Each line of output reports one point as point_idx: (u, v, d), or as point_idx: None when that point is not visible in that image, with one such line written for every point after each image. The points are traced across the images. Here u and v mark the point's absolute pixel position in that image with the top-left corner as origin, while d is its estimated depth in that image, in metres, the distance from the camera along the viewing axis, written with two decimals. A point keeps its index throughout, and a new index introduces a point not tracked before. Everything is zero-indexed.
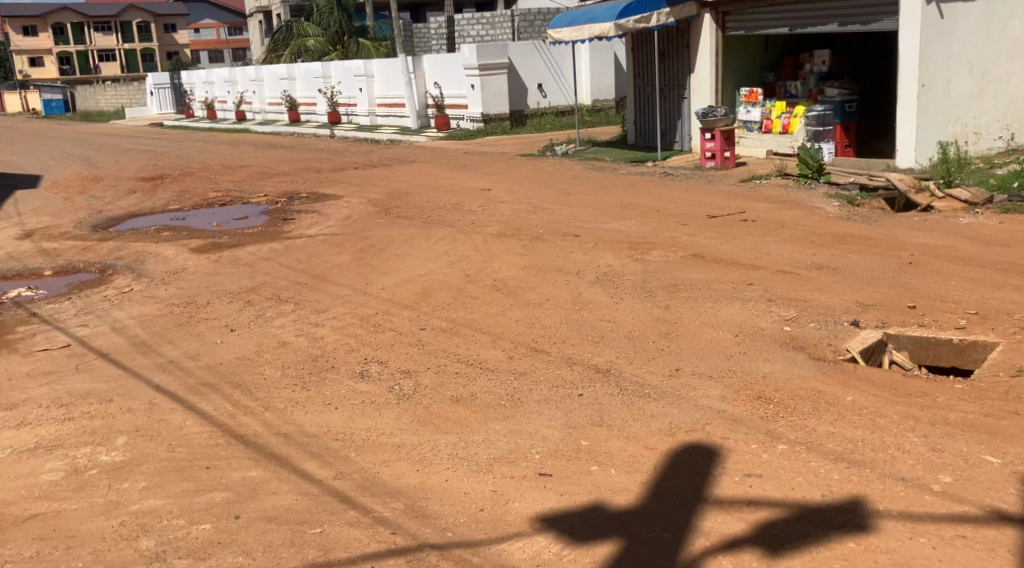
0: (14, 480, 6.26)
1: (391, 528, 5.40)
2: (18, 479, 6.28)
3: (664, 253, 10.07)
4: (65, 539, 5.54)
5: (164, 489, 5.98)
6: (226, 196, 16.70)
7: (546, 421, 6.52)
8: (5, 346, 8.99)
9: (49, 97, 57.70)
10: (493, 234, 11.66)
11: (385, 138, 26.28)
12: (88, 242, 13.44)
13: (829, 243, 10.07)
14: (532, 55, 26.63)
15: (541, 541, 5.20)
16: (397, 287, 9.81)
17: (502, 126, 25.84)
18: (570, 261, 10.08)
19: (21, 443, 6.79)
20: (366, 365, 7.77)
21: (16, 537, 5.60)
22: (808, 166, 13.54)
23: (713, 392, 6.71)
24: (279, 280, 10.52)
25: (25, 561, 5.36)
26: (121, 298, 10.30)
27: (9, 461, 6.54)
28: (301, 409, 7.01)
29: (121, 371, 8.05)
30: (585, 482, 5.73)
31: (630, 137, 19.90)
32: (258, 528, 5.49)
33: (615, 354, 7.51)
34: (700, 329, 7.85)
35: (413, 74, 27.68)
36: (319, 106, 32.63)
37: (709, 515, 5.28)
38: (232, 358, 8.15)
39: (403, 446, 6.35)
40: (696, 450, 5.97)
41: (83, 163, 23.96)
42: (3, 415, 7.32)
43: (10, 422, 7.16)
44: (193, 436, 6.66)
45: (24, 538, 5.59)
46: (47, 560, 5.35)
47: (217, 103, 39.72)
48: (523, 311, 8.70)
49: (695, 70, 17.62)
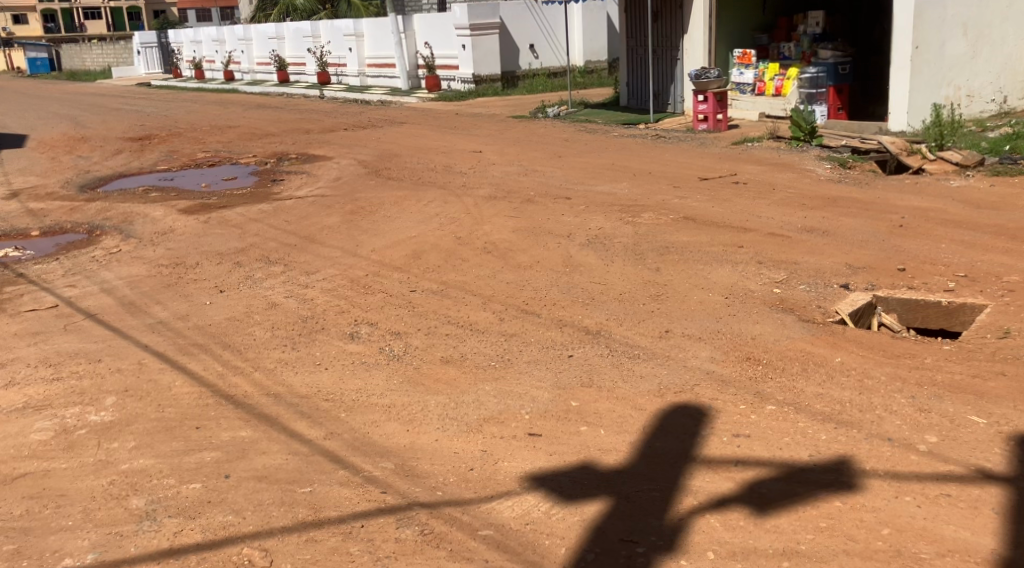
0: (2, 440, 6.25)
1: (382, 488, 5.42)
2: (7, 438, 6.26)
3: (655, 216, 10.04)
4: (56, 498, 5.55)
5: (154, 449, 5.99)
6: (215, 156, 16.61)
7: (536, 381, 6.54)
8: None
9: (33, 56, 56.98)
10: (484, 197, 11.59)
11: (375, 99, 26.13)
12: (76, 202, 13.35)
13: (820, 206, 10.06)
14: (522, 14, 26.40)
15: (531, 499, 5.23)
16: (387, 249, 9.77)
17: (493, 88, 25.64)
18: (561, 224, 10.04)
19: (10, 402, 6.78)
20: (356, 326, 7.75)
21: (6, 496, 5.60)
22: (801, 129, 13.51)
23: (702, 354, 6.72)
24: (268, 241, 10.47)
25: (15, 520, 5.37)
26: (109, 259, 10.24)
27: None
28: (291, 369, 7.02)
29: (109, 331, 8.03)
30: (574, 442, 5.76)
31: (623, 99, 19.75)
32: (248, 487, 5.51)
33: (605, 316, 7.50)
34: (690, 291, 7.84)
35: (404, 34, 27.42)
36: (308, 66, 32.36)
37: (698, 474, 5.31)
38: (221, 319, 8.12)
39: (393, 406, 6.35)
40: (685, 410, 5.99)
41: (69, 122, 23.72)
42: None
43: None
44: (183, 396, 6.66)
45: (14, 497, 5.59)
46: (37, 518, 5.36)
47: (205, 62, 39.31)
48: (512, 274, 8.67)
49: (688, 31, 17.43)
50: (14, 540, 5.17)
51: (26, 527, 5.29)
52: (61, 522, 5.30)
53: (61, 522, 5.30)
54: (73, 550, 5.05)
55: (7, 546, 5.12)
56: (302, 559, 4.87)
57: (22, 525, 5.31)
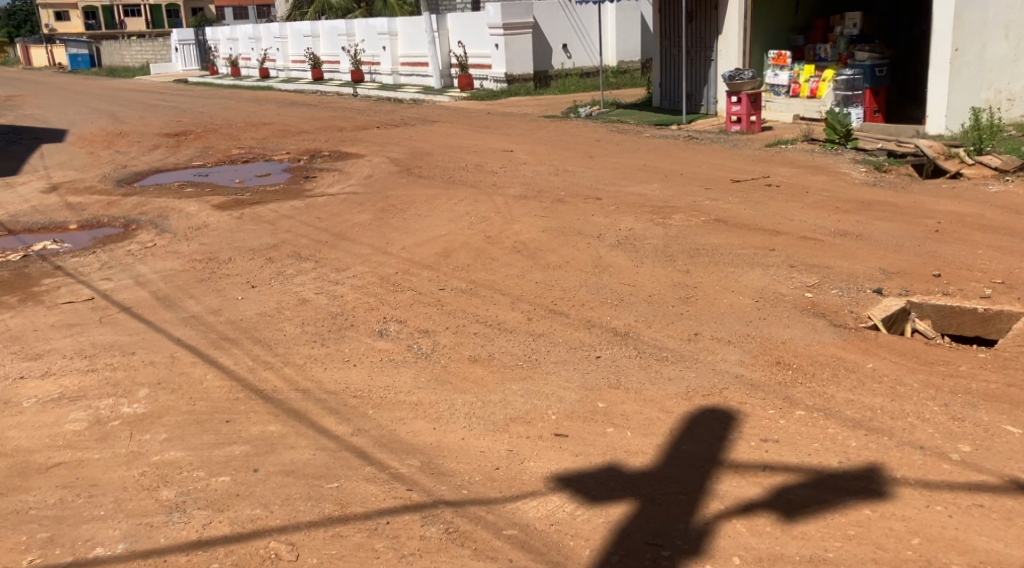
0: (38, 430, 6.32)
1: (407, 485, 5.43)
2: (42, 428, 6.33)
3: (686, 217, 9.98)
4: (88, 487, 5.60)
5: (185, 441, 6.03)
6: (249, 153, 16.74)
7: (563, 382, 6.52)
8: (30, 297, 9.06)
9: (74, 52, 57.84)
10: (514, 196, 11.58)
11: (408, 97, 26.23)
12: (114, 196, 13.50)
13: (854, 209, 9.97)
14: (556, 14, 26.36)
15: (556, 500, 5.21)
16: (417, 247, 9.78)
17: (525, 87, 25.62)
18: (590, 224, 10.02)
19: (46, 392, 6.86)
20: (385, 323, 7.78)
21: (40, 485, 5.66)
22: (836, 131, 13.38)
23: (732, 357, 6.67)
24: (300, 237, 10.53)
25: (49, 508, 5.43)
26: (144, 253, 10.34)
27: (33, 410, 6.61)
28: (321, 365, 7.05)
29: (143, 324, 8.10)
30: (600, 444, 5.73)
31: (656, 99, 19.69)
32: (276, 481, 5.54)
33: (634, 318, 7.47)
34: (721, 294, 7.79)
35: (437, 33, 27.47)
36: (342, 64, 32.52)
37: (724, 478, 5.27)
38: (253, 314, 8.17)
39: (420, 404, 6.36)
40: (713, 414, 5.95)
41: (108, 117, 24.00)
42: (27, 364, 7.40)
43: (36, 372, 7.23)
44: (213, 390, 6.71)
45: (48, 485, 5.65)
46: (70, 507, 5.42)
47: (241, 60, 39.63)
48: (542, 274, 8.66)
49: (723, 31, 17.33)
50: (47, 528, 5.23)
51: (59, 515, 5.34)
52: (94, 512, 5.35)
53: (93, 512, 5.35)
54: (104, 540, 5.10)
55: (40, 534, 5.18)
56: (328, 554, 4.89)
57: (55, 514, 5.36)
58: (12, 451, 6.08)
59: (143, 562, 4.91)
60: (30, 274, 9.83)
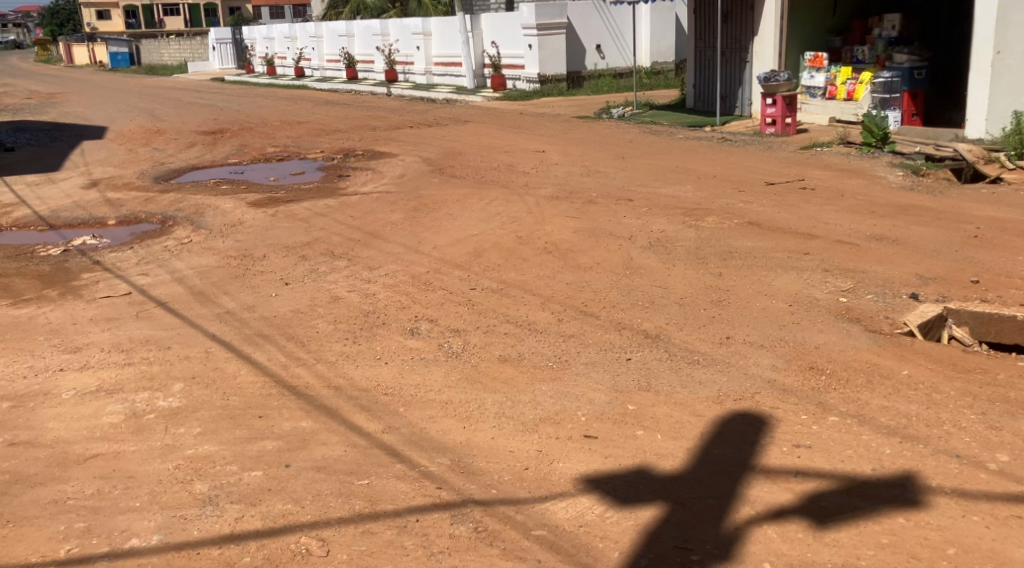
0: (76, 421, 6.39)
1: (437, 483, 5.44)
2: (80, 420, 6.40)
3: (719, 220, 9.92)
4: (124, 479, 5.66)
5: (218, 436, 6.08)
6: (284, 151, 16.85)
7: (593, 384, 6.50)
8: (69, 291, 9.16)
9: (115, 50, 58.55)
10: (546, 197, 11.56)
11: (441, 97, 26.29)
12: (151, 193, 13.63)
13: (890, 213, 9.86)
14: (590, 15, 26.29)
15: (585, 502, 5.19)
16: (448, 246, 9.79)
17: (558, 88, 25.57)
18: (622, 226, 9.98)
19: (84, 384, 6.94)
20: (416, 322, 7.79)
21: (77, 475, 5.72)
22: (873, 135, 13.25)
23: (764, 361, 6.62)
24: (333, 235, 10.57)
25: (86, 498, 5.48)
26: (181, 249, 10.43)
27: (72, 402, 6.68)
28: (352, 362, 7.07)
29: (179, 319, 8.17)
30: (630, 446, 5.71)
31: (689, 101, 19.61)
32: (307, 477, 5.56)
33: (666, 320, 7.43)
34: (754, 297, 7.73)
35: (470, 33, 27.51)
36: (376, 64, 32.65)
37: (756, 483, 5.23)
38: (287, 310, 8.22)
39: (450, 403, 6.37)
40: (745, 418, 5.90)
41: (146, 115, 24.25)
42: (66, 357, 7.48)
43: (74, 364, 7.31)
44: (247, 385, 6.76)
45: (85, 476, 5.71)
46: (107, 498, 5.47)
47: (277, 59, 39.92)
48: (573, 275, 8.64)
49: (759, 33, 17.22)
50: (84, 519, 5.29)
51: (96, 506, 5.40)
52: (129, 503, 5.40)
53: (128, 503, 5.40)
54: (140, 531, 5.14)
55: (77, 524, 5.24)
56: (358, 550, 4.91)
57: (92, 504, 5.42)
58: (51, 442, 6.15)
59: (176, 554, 4.95)
60: (69, 268, 9.94)
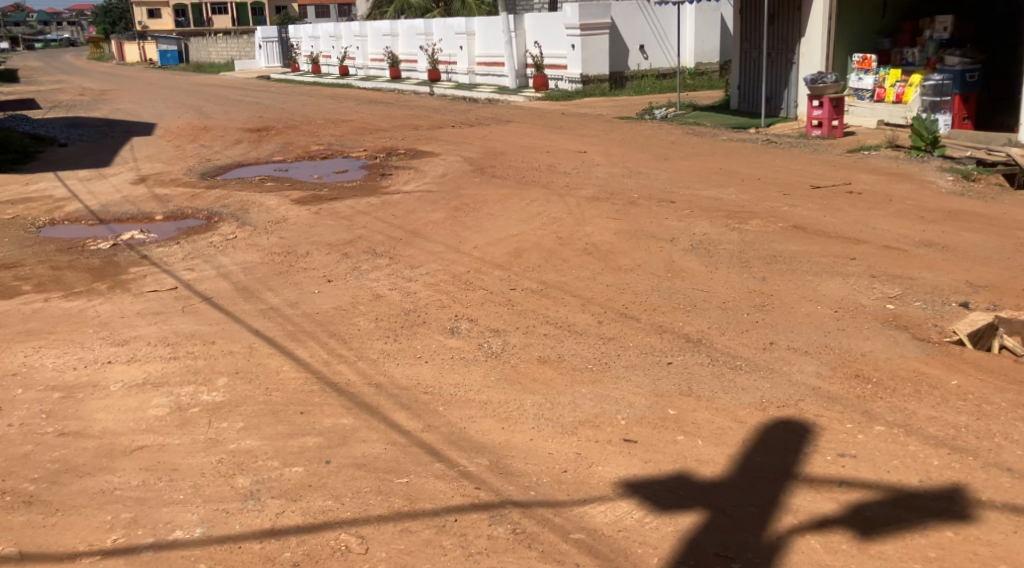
0: (123, 413, 6.45)
1: (476, 483, 5.42)
2: (127, 411, 6.46)
3: (764, 223, 9.80)
4: (169, 471, 5.70)
5: (260, 431, 6.10)
6: (327, 149, 16.95)
7: (634, 387, 6.45)
8: (117, 285, 9.27)
9: (164, 48, 59.31)
10: (587, 197, 11.51)
11: (482, 97, 26.30)
12: (197, 189, 13.77)
13: (939, 219, 9.69)
14: (634, 15, 26.16)
15: (624, 506, 5.15)
16: (489, 246, 9.78)
17: (600, 88, 25.47)
18: (664, 228, 9.91)
19: (131, 376, 7.01)
20: (456, 321, 7.78)
21: (123, 467, 5.78)
22: (922, 138, 13.04)
23: (809, 368, 6.52)
24: (375, 234, 10.60)
25: (131, 489, 5.53)
26: (226, 244, 10.52)
27: (119, 393, 6.75)
28: (392, 360, 7.07)
29: (224, 314, 8.23)
30: (670, 451, 5.65)
31: (733, 102, 19.46)
32: (347, 474, 5.57)
33: (708, 324, 7.35)
34: (798, 302, 7.63)
35: (513, 33, 27.49)
36: (419, 63, 32.75)
37: (799, 492, 5.15)
38: (329, 307, 8.25)
39: (489, 403, 6.35)
40: (789, 425, 5.82)
41: (194, 112, 24.53)
42: (114, 349, 7.56)
43: (122, 357, 7.39)
44: (289, 381, 6.78)
45: (131, 468, 5.76)
46: (152, 490, 5.52)
47: (322, 57, 40.19)
48: (614, 276, 8.59)
49: (806, 34, 17.02)
50: (130, 509, 5.33)
51: (141, 497, 5.44)
52: (174, 496, 5.44)
53: (173, 495, 5.44)
54: (183, 523, 5.18)
55: (123, 515, 5.28)
56: (397, 549, 4.90)
57: (138, 495, 5.46)
58: (98, 432, 6.21)
59: (219, 547, 4.98)
60: (117, 262, 10.06)
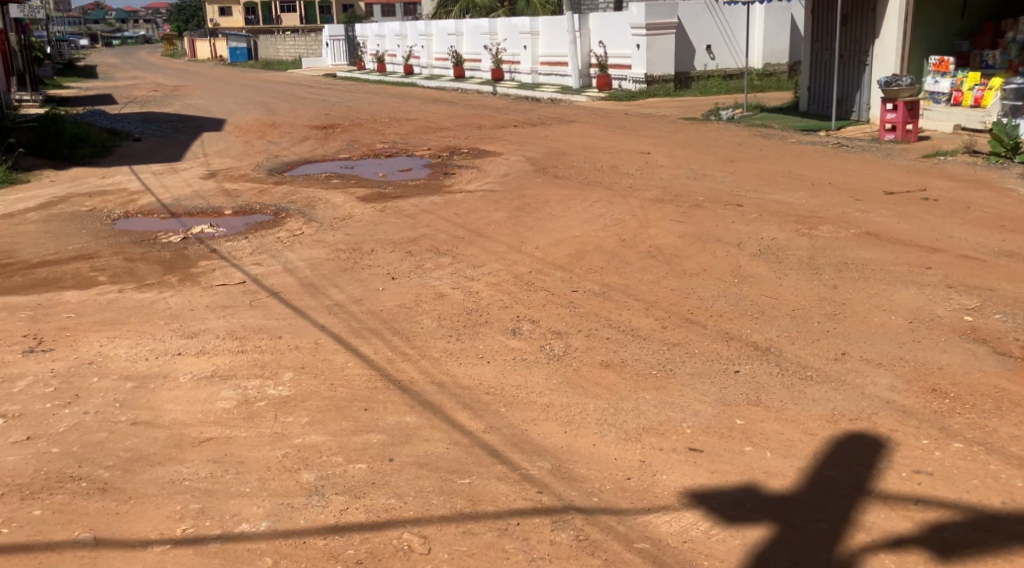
0: (192, 404, 6.53)
1: (538, 487, 5.38)
2: (196, 403, 6.54)
3: (834, 229, 9.61)
4: (236, 464, 5.75)
5: (325, 426, 6.13)
6: (392, 147, 17.04)
7: (699, 395, 6.35)
8: (188, 278, 9.40)
9: (233, 45, 60.27)
10: (651, 199, 11.41)
11: (546, 96, 26.25)
12: (265, 185, 13.94)
13: (1019, 228, 9.40)
14: (701, 14, 25.88)
15: (690, 517, 5.07)
16: (551, 247, 9.73)
17: (665, 88, 25.25)
18: (731, 232, 9.76)
19: (200, 368, 7.09)
20: (518, 322, 7.74)
21: (192, 457, 5.84)
22: (1002, 144, 12.68)
23: (883, 381, 6.36)
24: (438, 232, 10.61)
25: (200, 480, 5.59)
26: (292, 240, 10.62)
27: (188, 385, 6.83)
28: (455, 360, 7.06)
29: (290, 310, 8.29)
30: (738, 462, 5.55)
31: (803, 104, 19.17)
32: (410, 473, 5.56)
33: (777, 332, 7.22)
34: (871, 312, 7.45)
35: (578, 32, 27.39)
36: (482, 62, 32.81)
37: (872, 509, 5.03)
38: (392, 305, 8.27)
39: (552, 406, 6.29)
40: (861, 439, 5.68)
41: (262, 109, 24.87)
42: (184, 341, 7.66)
43: (191, 349, 7.48)
44: (353, 377, 6.81)
45: (200, 459, 5.83)
46: (219, 481, 5.57)
47: (387, 56, 40.48)
48: (679, 281, 8.48)
49: (880, 35, 16.66)
50: (199, 500, 5.39)
51: (209, 489, 5.50)
52: (241, 488, 5.48)
53: (240, 488, 5.48)
54: (249, 516, 5.22)
55: (192, 505, 5.34)
56: (459, 551, 4.89)
57: (206, 487, 5.52)
58: (168, 423, 6.28)
59: (284, 542, 5.00)
60: (188, 255, 10.21)
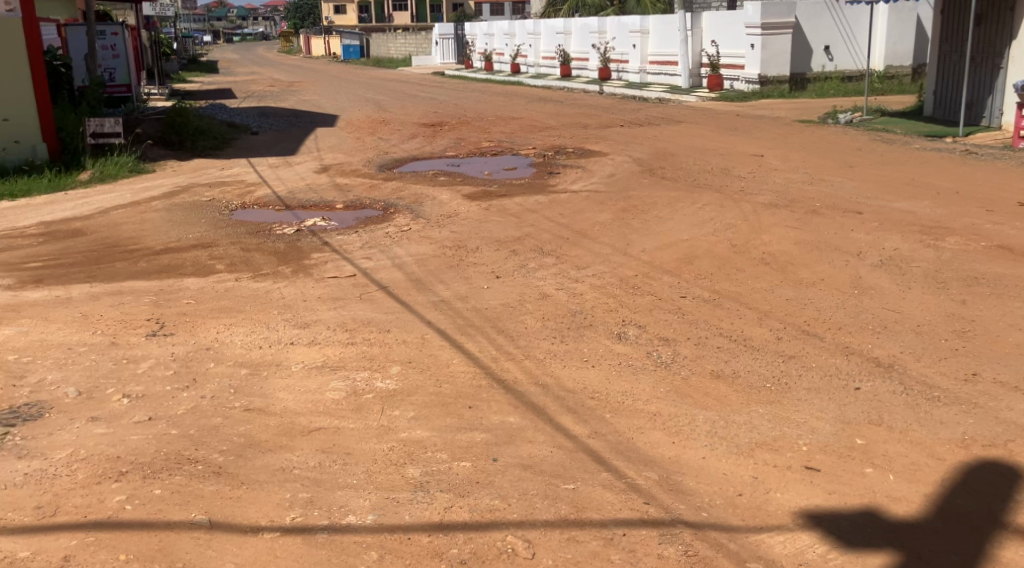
0: (302, 393, 6.57)
1: (645, 498, 5.23)
2: (305, 393, 6.58)
3: (962, 241, 9.18)
4: (343, 455, 5.75)
5: (430, 422, 6.10)
6: (499, 146, 17.02)
7: (816, 411, 6.10)
8: (300, 269, 9.52)
9: (346, 42, 61.40)
10: (764, 204, 11.10)
11: (655, 96, 25.92)
12: (375, 180, 14.07)
13: None
14: (820, 13, 25.19)
15: (806, 539, 4.86)
16: (659, 250, 9.55)
17: (779, 90, 24.66)
18: (850, 240, 9.42)
19: (311, 358, 7.15)
20: (625, 327, 7.58)
21: (301, 446, 5.87)
22: None
23: (1019, 407, 6.01)
24: (545, 232, 10.52)
25: (308, 469, 5.61)
26: (401, 235, 10.66)
27: (298, 374, 6.89)
28: (560, 362, 6.95)
29: (398, 304, 8.31)
30: (858, 484, 5.30)
31: (928, 108, 18.50)
32: (514, 474, 5.48)
33: (901, 349, 6.90)
34: (1004, 331, 7.07)
35: (690, 31, 26.97)
36: (591, 61, 32.59)
37: (1008, 545, 4.75)
38: (498, 303, 8.21)
39: (660, 415, 6.13)
40: (995, 468, 5.38)
41: (373, 105, 25.21)
42: (295, 331, 7.73)
43: (302, 338, 7.55)
44: (459, 374, 6.76)
45: (308, 448, 5.85)
46: (327, 472, 5.58)
47: (495, 55, 40.60)
48: (794, 290, 8.21)
49: (1018, 35, 15.87)
50: (307, 489, 5.41)
51: (317, 479, 5.51)
52: (347, 480, 5.48)
53: (347, 480, 5.48)
54: (356, 508, 5.21)
55: (301, 494, 5.36)
56: (564, 558, 4.79)
57: (314, 476, 5.53)
58: (280, 411, 6.33)
59: (389, 536, 4.97)
60: (301, 247, 10.34)
